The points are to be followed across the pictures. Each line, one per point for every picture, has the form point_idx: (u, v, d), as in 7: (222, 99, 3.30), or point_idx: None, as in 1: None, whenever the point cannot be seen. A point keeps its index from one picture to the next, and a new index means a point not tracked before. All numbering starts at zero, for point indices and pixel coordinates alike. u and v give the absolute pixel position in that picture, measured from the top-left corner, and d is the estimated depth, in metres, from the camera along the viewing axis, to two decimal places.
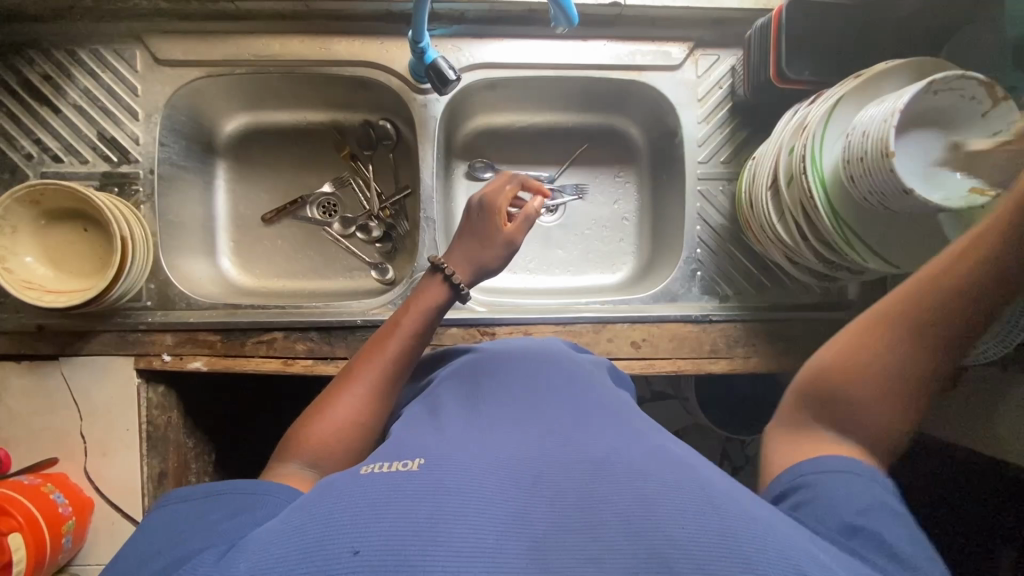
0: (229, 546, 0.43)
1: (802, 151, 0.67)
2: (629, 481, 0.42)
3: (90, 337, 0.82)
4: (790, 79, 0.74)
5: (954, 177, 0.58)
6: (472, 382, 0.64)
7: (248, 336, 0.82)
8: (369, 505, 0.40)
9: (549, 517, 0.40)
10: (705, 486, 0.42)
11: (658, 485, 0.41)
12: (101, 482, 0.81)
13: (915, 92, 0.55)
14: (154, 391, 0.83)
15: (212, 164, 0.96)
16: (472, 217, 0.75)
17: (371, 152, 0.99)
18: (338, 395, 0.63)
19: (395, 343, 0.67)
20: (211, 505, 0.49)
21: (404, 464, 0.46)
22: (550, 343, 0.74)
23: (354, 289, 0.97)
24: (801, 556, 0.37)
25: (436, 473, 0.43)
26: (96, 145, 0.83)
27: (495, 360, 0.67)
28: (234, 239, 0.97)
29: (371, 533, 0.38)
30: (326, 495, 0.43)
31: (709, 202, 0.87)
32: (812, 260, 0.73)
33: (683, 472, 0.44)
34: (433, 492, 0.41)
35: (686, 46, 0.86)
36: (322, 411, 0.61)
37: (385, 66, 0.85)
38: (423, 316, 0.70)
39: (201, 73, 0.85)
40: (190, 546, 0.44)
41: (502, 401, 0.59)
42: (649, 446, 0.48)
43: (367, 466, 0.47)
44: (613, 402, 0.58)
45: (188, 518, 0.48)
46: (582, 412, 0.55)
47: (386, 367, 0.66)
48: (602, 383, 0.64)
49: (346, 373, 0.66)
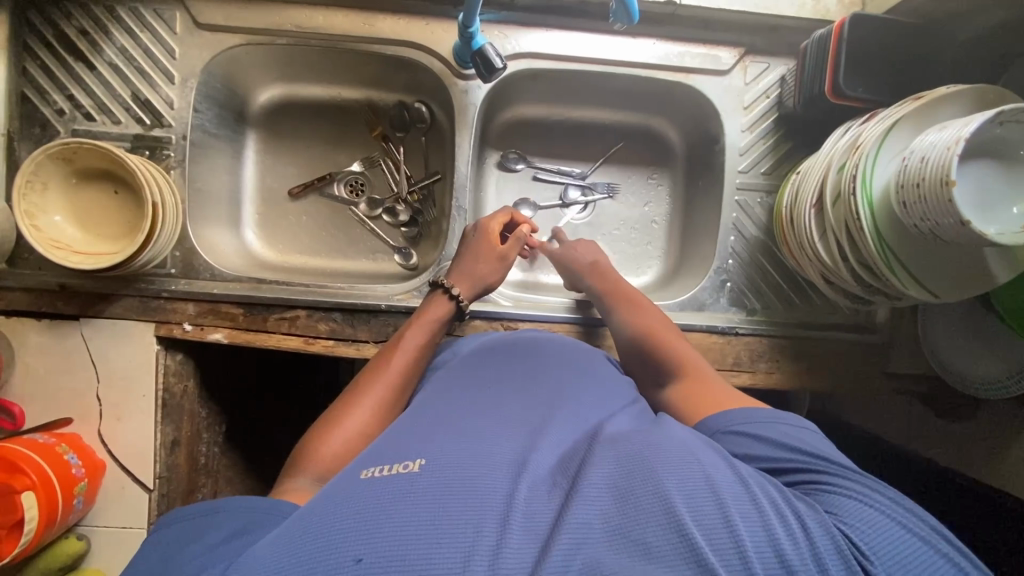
0: (230, 562, 0.43)
1: (853, 170, 0.65)
2: (615, 479, 0.44)
3: (112, 300, 0.81)
4: (846, 95, 0.71)
5: (1010, 211, 0.57)
6: (494, 371, 0.64)
7: (271, 311, 0.81)
8: (368, 512, 0.41)
9: (546, 517, 0.42)
10: (702, 470, 0.44)
11: (643, 478, 0.43)
12: (113, 445, 0.81)
13: (983, 120, 0.53)
14: (172, 359, 0.83)
15: (243, 133, 0.95)
16: (467, 238, 0.81)
17: (403, 134, 0.97)
18: (347, 411, 0.63)
19: (400, 361, 0.68)
20: (210, 521, 0.49)
21: (405, 467, 0.46)
22: (567, 340, 0.74)
23: (376, 272, 0.96)
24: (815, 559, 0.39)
25: (439, 472, 0.44)
26: (130, 106, 0.81)
27: (518, 352, 0.67)
28: (259, 211, 0.96)
29: (373, 543, 0.39)
30: (330, 497, 0.44)
31: (745, 213, 0.86)
32: (849, 281, 0.71)
33: (672, 452, 0.46)
34: (436, 492, 0.42)
35: (736, 52, 0.84)
36: (329, 427, 0.61)
37: (429, 48, 0.84)
38: (427, 331, 0.72)
39: (240, 40, 0.83)
40: (189, 568, 0.44)
41: (502, 390, 0.59)
42: (629, 438, 0.50)
43: (366, 470, 0.47)
44: (606, 406, 0.59)
45: (192, 528, 0.48)
46: (572, 414, 0.56)
47: (392, 383, 0.66)
48: (597, 373, 0.65)
49: (353, 389, 0.66)
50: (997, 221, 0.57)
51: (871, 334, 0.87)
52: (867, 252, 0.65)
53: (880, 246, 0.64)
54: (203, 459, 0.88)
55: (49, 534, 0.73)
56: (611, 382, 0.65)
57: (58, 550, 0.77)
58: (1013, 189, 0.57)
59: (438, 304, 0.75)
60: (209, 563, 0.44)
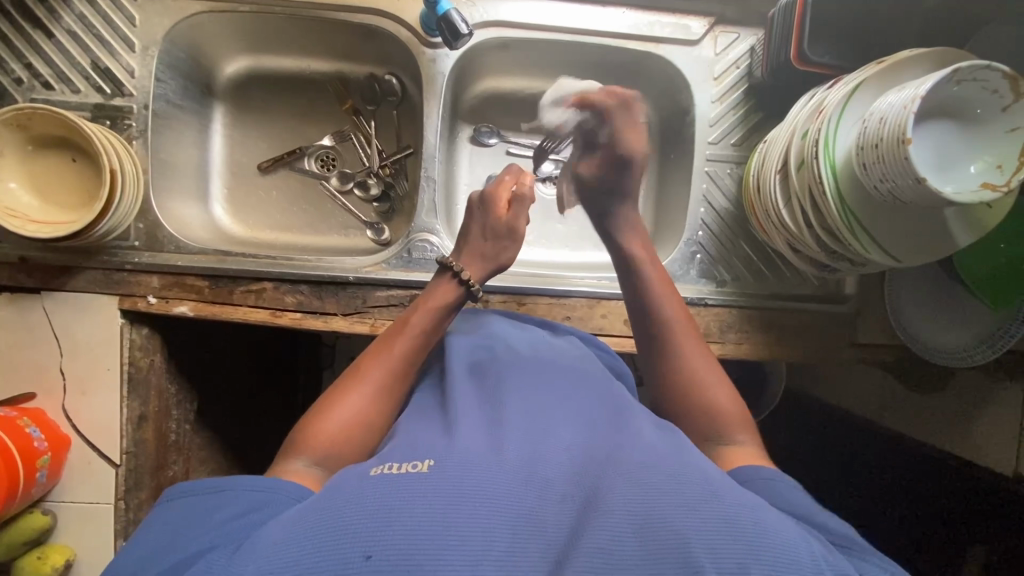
0: (239, 544, 0.44)
1: (816, 136, 0.65)
2: (628, 492, 0.44)
3: (74, 273, 0.79)
4: (811, 61, 0.71)
5: (968, 170, 0.57)
6: (482, 373, 0.64)
7: (237, 284, 0.80)
8: (377, 508, 0.42)
9: (553, 528, 0.43)
10: (706, 488, 0.44)
11: (653, 494, 0.44)
12: (78, 420, 0.80)
13: (938, 79, 0.53)
14: (138, 333, 0.82)
15: (210, 106, 0.93)
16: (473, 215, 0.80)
17: (374, 108, 0.96)
18: (345, 395, 0.62)
19: (404, 344, 0.66)
20: (218, 502, 0.49)
21: (413, 466, 0.47)
22: (537, 332, 0.74)
23: (347, 247, 0.95)
24: (784, 537, 0.41)
25: (445, 474, 0.45)
26: (90, 75, 0.80)
27: (507, 353, 0.67)
28: (228, 186, 0.95)
29: (382, 540, 0.40)
30: (334, 496, 0.45)
31: (716, 184, 0.86)
32: (815, 249, 0.71)
33: (684, 473, 0.46)
34: (442, 493, 0.43)
35: (706, 21, 0.84)
36: (326, 409, 0.60)
37: (395, 16, 0.82)
38: (431, 317, 0.69)
39: (202, 8, 0.82)
40: (203, 540, 0.45)
41: (513, 391, 0.60)
42: (636, 448, 0.51)
43: (375, 467, 0.48)
44: (606, 406, 0.60)
45: (191, 514, 0.49)
46: (584, 419, 0.57)
47: (393, 367, 0.65)
48: (601, 383, 0.65)
49: (352, 373, 0.64)
50: (955, 181, 0.57)
51: (840, 305, 0.87)
52: (830, 218, 0.65)
53: (843, 213, 0.64)
54: (174, 436, 0.88)
55: (11, 507, 0.73)
56: (599, 377, 0.66)
57: (22, 525, 0.77)
58: (972, 149, 0.58)
59: (444, 288, 0.72)
60: (218, 543, 0.45)
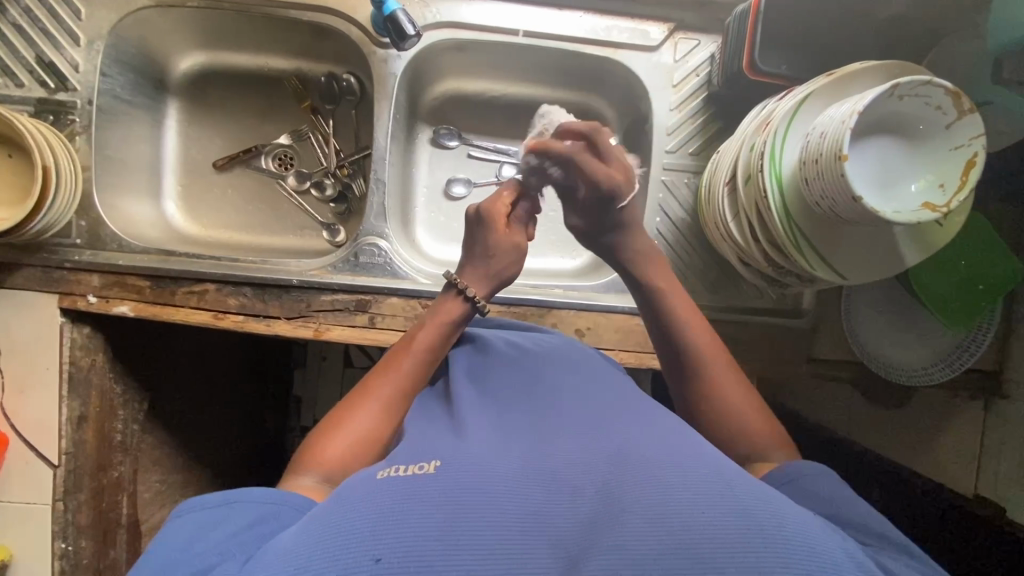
0: (248, 556, 0.40)
1: (762, 149, 0.63)
2: (645, 485, 0.39)
3: (13, 270, 0.78)
4: (763, 72, 0.70)
5: (909, 189, 0.56)
6: (481, 380, 0.62)
7: (179, 284, 0.79)
8: (382, 509, 0.38)
9: (565, 523, 0.38)
10: (722, 480, 0.40)
11: (670, 482, 0.39)
12: (16, 420, 0.79)
13: (876, 93, 0.51)
14: (79, 332, 0.80)
15: (163, 101, 0.92)
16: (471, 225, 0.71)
17: (332, 107, 0.95)
18: (353, 413, 0.57)
19: (412, 363, 0.62)
20: (222, 515, 0.44)
21: (420, 467, 0.44)
22: (540, 338, 0.71)
23: (302, 248, 0.94)
24: (811, 531, 0.37)
25: (452, 474, 0.42)
26: (34, 69, 0.78)
27: (507, 360, 0.65)
28: (182, 183, 0.94)
29: (390, 539, 0.36)
30: (340, 499, 0.41)
31: (672, 194, 0.84)
32: (761, 262, 0.69)
33: (701, 464, 0.41)
34: (448, 493, 0.39)
35: (666, 27, 0.82)
36: (336, 429, 0.55)
37: (348, 15, 0.81)
38: (440, 334, 0.65)
39: (150, 2, 0.80)
40: (205, 556, 0.41)
41: (520, 401, 0.57)
42: (650, 438, 0.46)
43: (382, 471, 0.45)
44: (622, 402, 0.55)
45: (197, 527, 0.43)
46: (596, 415, 0.52)
47: (401, 382, 0.60)
48: (615, 383, 0.61)
49: (358, 392, 0.60)
50: (895, 200, 0.56)
51: (797, 320, 0.85)
52: (775, 232, 0.63)
53: (788, 227, 0.62)
54: (119, 436, 0.87)
55: None
56: (603, 377, 0.62)
57: None
58: (914, 167, 0.56)
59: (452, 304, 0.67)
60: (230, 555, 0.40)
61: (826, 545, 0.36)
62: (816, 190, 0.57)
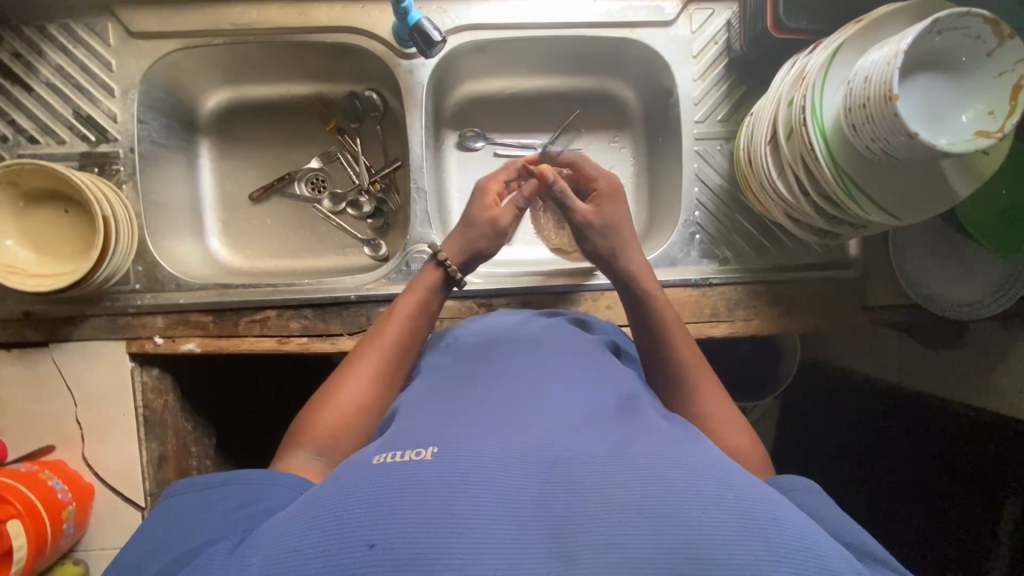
0: (240, 537, 0.42)
1: (802, 103, 0.64)
2: (641, 482, 0.37)
3: (79, 323, 0.80)
4: (788, 29, 0.71)
5: (961, 120, 0.57)
6: (483, 358, 0.59)
7: (242, 315, 0.80)
8: (380, 498, 0.37)
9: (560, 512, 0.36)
10: (719, 477, 0.38)
11: (665, 476, 0.38)
12: (99, 466, 0.80)
13: (919, 30, 0.53)
14: (148, 374, 0.82)
15: (196, 142, 0.94)
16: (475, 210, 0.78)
17: (357, 125, 0.96)
18: (343, 383, 0.61)
19: (395, 330, 0.67)
20: (217, 496, 0.47)
21: (417, 453, 0.41)
22: (535, 322, 0.68)
23: (347, 267, 0.95)
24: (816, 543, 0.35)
25: (448, 460, 0.40)
26: (73, 124, 0.80)
27: (506, 340, 0.62)
28: (222, 220, 0.96)
29: (386, 526, 0.35)
30: (337, 487, 0.40)
31: (707, 162, 0.85)
32: (814, 217, 0.70)
33: (695, 465, 0.39)
34: (444, 479, 0.38)
35: (679, 0, 0.83)
36: (326, 400, 0.60)
37: (369, 32, 0.82)
38: (419, 301, 0.70)
39: (176, 45, 0.82)
40: (203, 535, 0.43)
41: (508, 370, 0.55)
42: (646, 433, 0.44)
43: (378, 454, 0.43)
44: (619, 387, 0.53)
45: (192, 509, 0.47)
46: (589, 397, 0.50)
47: (387, 348, 0.65)
48: (604, 363, 0.59)
49: (346, 363, 0.64)
50: (946, 132, 0.57)
51: (846, 270, 0.86)
52: (828, 182, 0.64)
53: (838, 174, 0.63)
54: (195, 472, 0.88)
55: (40, 562, 0.73)
56: (595, 355, 0.60)
57: None
58: (964, 96, 0.57)
59: (429, 274, 0.73)
60: (217, 537, 0.43)
61: (829, 551, 0.35)
62: (866, 134, 0.58)
